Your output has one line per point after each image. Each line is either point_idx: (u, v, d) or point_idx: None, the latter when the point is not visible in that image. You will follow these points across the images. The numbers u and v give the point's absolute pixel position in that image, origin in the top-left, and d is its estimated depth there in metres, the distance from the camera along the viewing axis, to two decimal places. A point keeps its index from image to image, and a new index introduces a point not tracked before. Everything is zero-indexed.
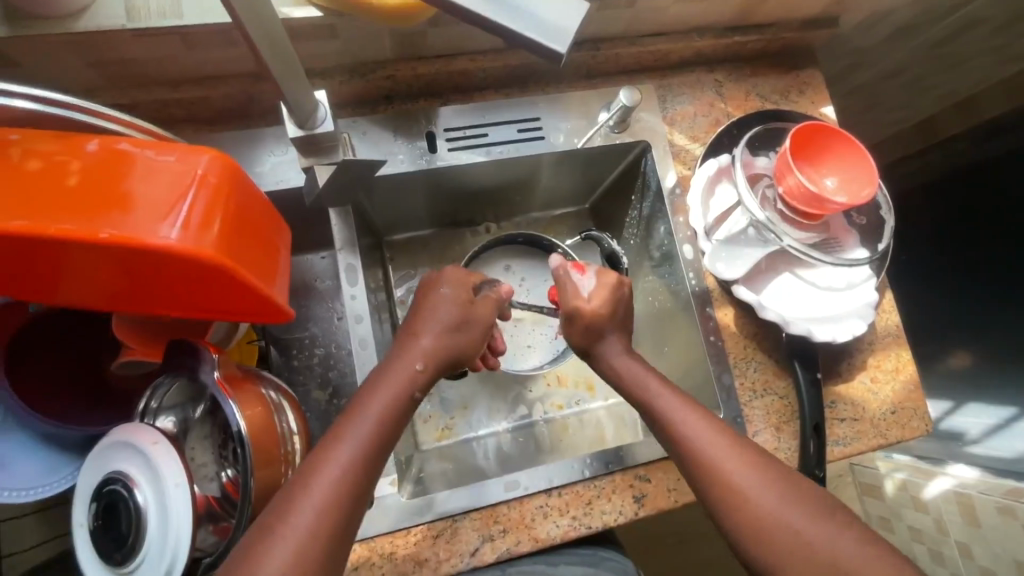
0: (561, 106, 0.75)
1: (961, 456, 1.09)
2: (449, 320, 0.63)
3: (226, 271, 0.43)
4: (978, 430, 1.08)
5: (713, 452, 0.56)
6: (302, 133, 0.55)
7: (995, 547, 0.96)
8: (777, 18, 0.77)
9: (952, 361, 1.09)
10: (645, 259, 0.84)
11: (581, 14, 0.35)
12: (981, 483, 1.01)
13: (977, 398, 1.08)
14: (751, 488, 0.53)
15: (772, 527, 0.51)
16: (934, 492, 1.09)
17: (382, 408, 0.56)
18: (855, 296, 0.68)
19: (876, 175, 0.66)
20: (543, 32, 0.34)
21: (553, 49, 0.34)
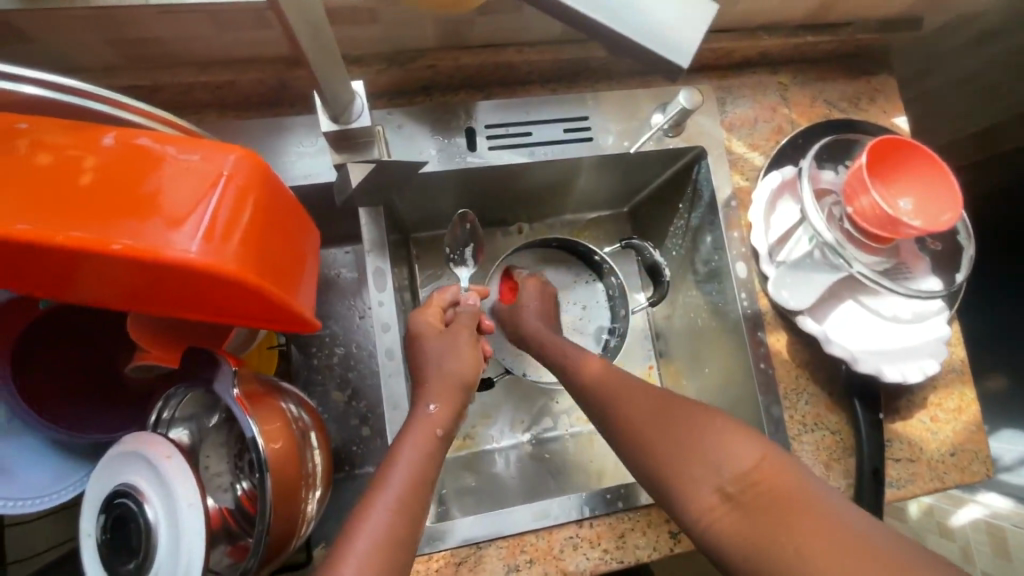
0: (611, 105, 0.69)
1: (992, 483, 0.99)
2: (450, 356, 0.61)
3: (249, 285, 0.39)
4: (1012, 456, 0.97)
5: (616, 390, 0.58)
6: (337, 127, 0.51)
7: None
8: (855, 18, 0.70)
9: (989, 383, 1.02)
10: (689, 272, 0.78)
11: (708, 16, 0.34)
12: (1015, 514, 0.92)
13: (1014, 424, 0.99)
14: (643, 415, 0.54)
15: (658, 442, 0.52)
16: (963, 520, 0.98)
17: (406, 461, 0.52)
18: (925, 330, 0.63)
19: (959, 197, 0.59)
20: (664, 44, 0.33)
21: (678, 61, 0.34)
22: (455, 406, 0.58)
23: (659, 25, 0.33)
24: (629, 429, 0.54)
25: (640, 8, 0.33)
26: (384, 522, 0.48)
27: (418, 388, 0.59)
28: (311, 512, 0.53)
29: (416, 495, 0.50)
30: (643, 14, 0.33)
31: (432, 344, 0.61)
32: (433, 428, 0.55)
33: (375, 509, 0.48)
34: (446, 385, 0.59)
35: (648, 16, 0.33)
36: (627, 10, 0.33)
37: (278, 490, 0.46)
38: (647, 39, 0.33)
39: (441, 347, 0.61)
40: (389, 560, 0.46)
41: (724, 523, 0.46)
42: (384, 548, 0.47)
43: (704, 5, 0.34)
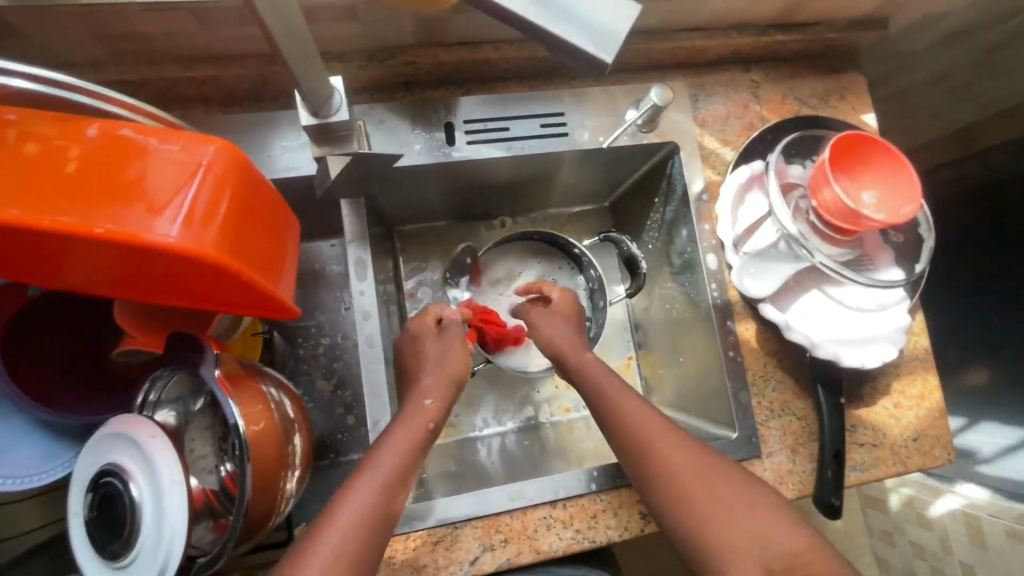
0: (588, 102, 0.71)
1: (971, 475, 1.03)
2: (444, 358, 0.65)
3: (228, 270, 0.41)
4: (991, 449, 1.00)
5: (659, 441, 0.56)
6: (315, 121, 0.53)
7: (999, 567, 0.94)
8: (823, 17, 0.72)
9: (972, 377, 1.04)
10: (665, 264, 0.81)
11: (631, 19, 0.36)
12: (991, 504, 0.98)
13: (992, 415, 1.01)
14: (690, 476, 0.53)
15: (695, 497, 0.52)
16: (941, 510, 1.06)
17: (397, 442, 0.55)
18: (886, 319, 0.65)
19: (919, 190, 0.62)
20: (587, 39, 0.36)
21: (599, 56, 0.36)
22: (448, 401, 0.62)
23: (583, 23, 0.36)
24: (666, 477, 0.54)
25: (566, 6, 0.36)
26: (367, 495, 0.50)
27: (413, 385, 0.62)
28: (291, 491, 0.54)
29: (403, 474, 0.53)
30: (575, 12, 0.36)
31: (430, 345, 0.66)
32: (426, 420, 0.58)
33: (359, 483, 0.51)
34: (442, 382, 0.62)
35: (573, 13, 0.36)
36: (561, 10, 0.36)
37: (258, 467, 0.48)
38: (570, 34, 0.35)
39: (437, 350, 0.65)
40: (373, 531, 0.49)
41: None
42: (369, 519, 0.49)
43: (628, 8, 0.36)
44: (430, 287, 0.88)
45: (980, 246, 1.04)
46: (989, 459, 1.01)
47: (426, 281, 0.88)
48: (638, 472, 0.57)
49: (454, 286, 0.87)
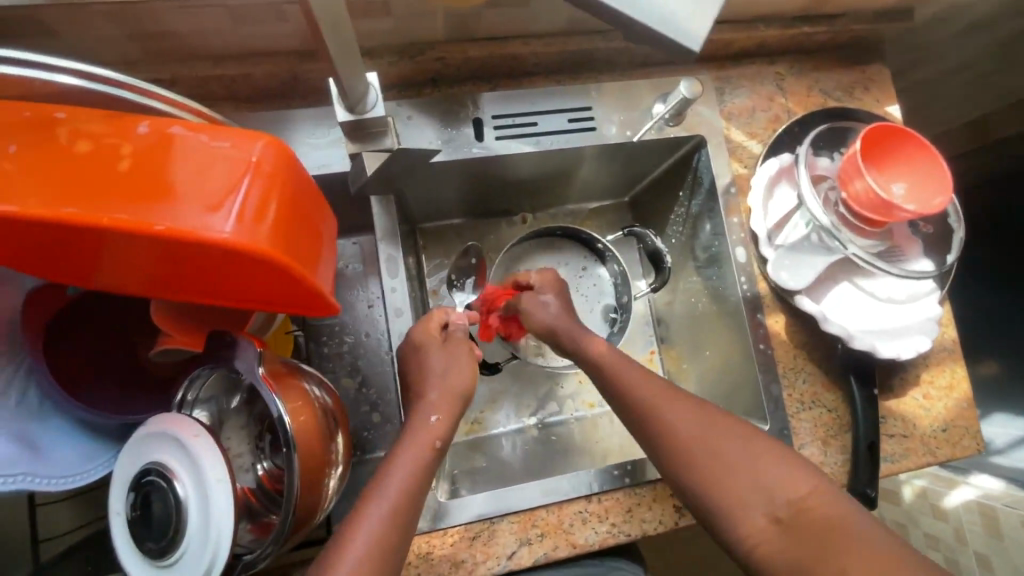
0: (614, 96, 0.71)
1: (985, 466, 1.03)
2: (450, 370, 0.62)
3: (277, 266, 0.41)
4: (1003, 440, 1.01)
5: (659, 403, 0.57)
6: (351, 117, 0.53)
7: (1014, 559, 0.92)
8: (850, 9, 0.72)
9: (982, 368, 1.06)
10: (689, 258, 0.81)
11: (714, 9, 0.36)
12: (1006, 495, 0.97)
13: (1006, 407, 1.02)
14: (695, 437, 0.55)
15: (700, 454, 0.54)
16: (956, 502, 1.05)
17: (406, 464, 0.54)
18: (918, 310, 0.65)
19: (949, 183, 0.62)
20: (676, 27, 0.35)
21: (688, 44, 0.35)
22: (455, 414, 0.60)
23: (670, 10, 0.35)
24: (670, 440, 0.56)
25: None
26: (378, 522, 0.50)
27: (418, 399, 0.61)
28: (333, 488, 0.54)
29: (414, 498, 0.53)
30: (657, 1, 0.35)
31: (435, 354, 0.62)
32: (433, 438, 0.57)
33: (369, 510, 0.51)
34: (447, 395, 0.60)
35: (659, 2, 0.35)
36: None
37: (304, 464, 0.48)
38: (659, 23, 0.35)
39: (443, 360, 0.62)
40: (388, 554, 0.50)
41: (769, 544, 0.50)
42: (381, 545, 0.50)
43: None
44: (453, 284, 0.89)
45: (1000, 238, 1.04)
46: (1000, 450, 1.01)
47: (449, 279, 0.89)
48: (642, 435, 0.58)
49: (459, 289, 0.87)
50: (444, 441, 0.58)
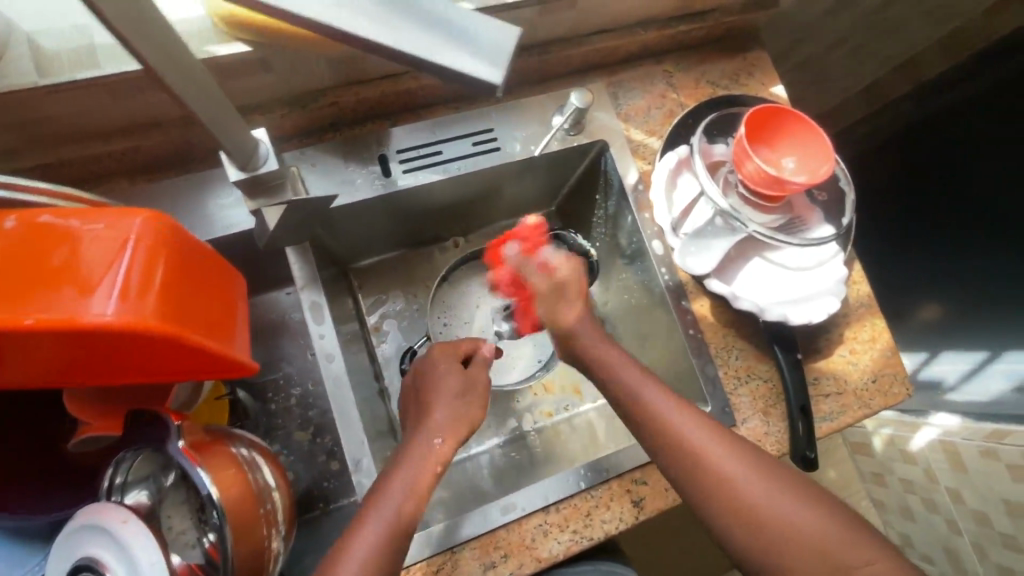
0: (515, 115, 0.73)
1: (942, 405, 1.12)
2: (453, 404, 0.62)
3: (172, 339, 0.40)
4: (953, 376, 1.10)
5: (699, 444, 0.57)
6: (245, 175, 0.53)
7: (978, 487, 1.04)
8: (719, 3, 0.76)
9: (924, 313, 1.14)
10: (617, 256, 0.83)
11: (513, 40, 0.34)
12: (963, 429, 1.05)
13: (948, 344, 1.11)
14: (722, 466, 0.55)
15: (726, 486, 0.54)
16: (921, 444, 1.15)
17: (404, 483, 0.55)
18: (826, 274, 0.69)
19: (832, 150, 0.66)
20: (474, 64, 0.33)
21: (488, 76, 0.33)
22: (460, 438, 0.61)
23: (468, 49, 0.33)
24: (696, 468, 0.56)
25: (441, 35, 0.33)
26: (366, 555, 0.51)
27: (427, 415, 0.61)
28: (278, 548, 0.53)
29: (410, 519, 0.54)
30: (446, 41, 0.33)
31: (453, 372, 0.65)
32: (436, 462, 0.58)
33: (368, 522, 0.53)
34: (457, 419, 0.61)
35: (449, 42, 0.33)
36: (429, 37, 0.33)
37: (236, 532, 0.47)
38: (455, 61, 0.33)
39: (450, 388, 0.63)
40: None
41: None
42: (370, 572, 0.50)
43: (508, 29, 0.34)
44: (395, 318, 0.90)
45: (922, 189, 1.12)
46: (952, 387, 1.11)
47: (390, 313, 0.90)
48: (665, 456, 0.58)
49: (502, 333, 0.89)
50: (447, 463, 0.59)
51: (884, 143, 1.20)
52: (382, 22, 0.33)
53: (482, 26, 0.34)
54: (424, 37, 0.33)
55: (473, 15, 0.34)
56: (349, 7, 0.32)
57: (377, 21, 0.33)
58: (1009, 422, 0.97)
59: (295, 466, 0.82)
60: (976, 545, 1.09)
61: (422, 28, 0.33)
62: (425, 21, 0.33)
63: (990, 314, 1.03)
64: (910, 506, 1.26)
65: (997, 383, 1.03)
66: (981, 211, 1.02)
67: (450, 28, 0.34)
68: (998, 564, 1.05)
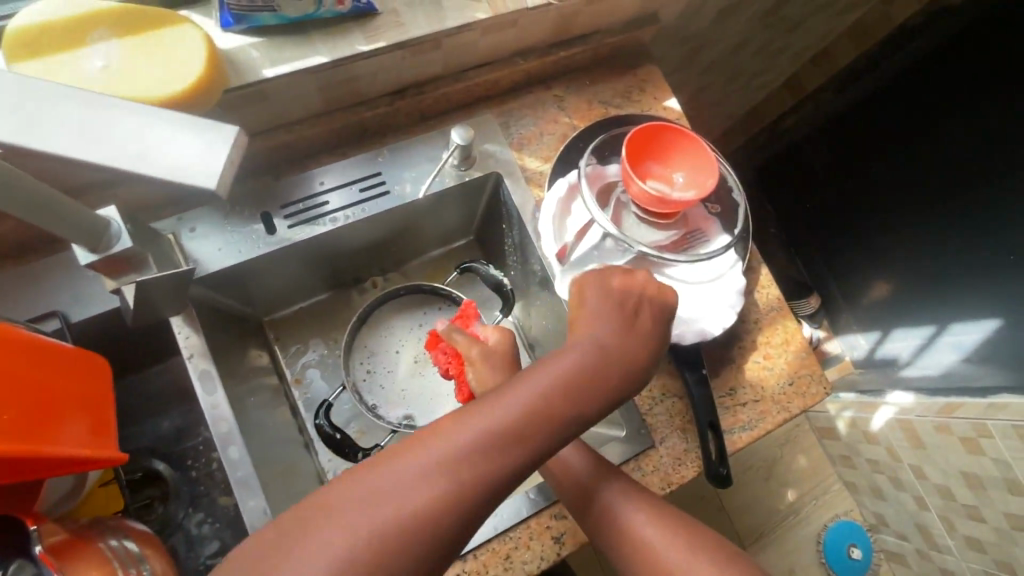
0: (403, 156, 0.72)
1: (898, 382, 1.15)
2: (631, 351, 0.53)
3: (10, 456, 0.39)
4: (908, 351, 1.15)
5: (614, 500, 0.57)
6: (97, 257, 0.51)
7: (939, 462, 1.03)
8: (597, 26, 0.77)
9: (878, 288, 1.20)
10: (530, 283, 0.83)
11: (231, 142, 0.33)
12: (917, 406, 1.07)
13: (903, 320, 1.16)
14: (634, 523, 0.55)
15: (638, 545, 0.54)
16: (881, 424, 1.15)
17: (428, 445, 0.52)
18: (723, 286, 0.69)
19: (715, 164, 0.67)
20: (184, 172, 0.32)
21: (199, 186, 0.32)
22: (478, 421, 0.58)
23: (178, 156, 0.33)
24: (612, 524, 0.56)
25: (147, 144, 0.33)
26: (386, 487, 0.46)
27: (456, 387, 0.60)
28: None
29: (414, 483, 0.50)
30: (156, 149, 0.33)
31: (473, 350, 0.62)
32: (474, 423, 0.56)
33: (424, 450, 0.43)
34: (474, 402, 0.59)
35: (154, 153, 0.33)
36: (132, 147, 0.32)
37: None
38: (161, 170, 0.32)
39: (616, 328, 0.53)
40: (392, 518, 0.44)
41: None
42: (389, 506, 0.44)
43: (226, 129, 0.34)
44: (317, 366, 0.88)
45: (880, 172, 1.12)
46: (909, 361, 1.14)
47: (311, 362, 0.87)
48: (583, 512, 0.59)
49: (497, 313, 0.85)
50: None
51: (839, 119, 1.19)
52: (78, 136, 0.32)
53: (195, 130, 0.33)
54: (129, 146, 0.32)
55: (183, 116, 0.33)
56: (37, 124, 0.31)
57: (67, 135, 0.32)
58: (959, 394, 0.99)
59: (221, 533, 0.79)
60: (945, 519, 1.08)
61: (129, 137, 0.33)
62: (129, 129, 0.33)
63: (937, 288, 1.06)
64: (879, 485, 1.23)
65: (947, 355, 1.05)
66: (937, 198, 1.03)
67: (163, 132, 0.33)
68: (966, 536, 1.04)
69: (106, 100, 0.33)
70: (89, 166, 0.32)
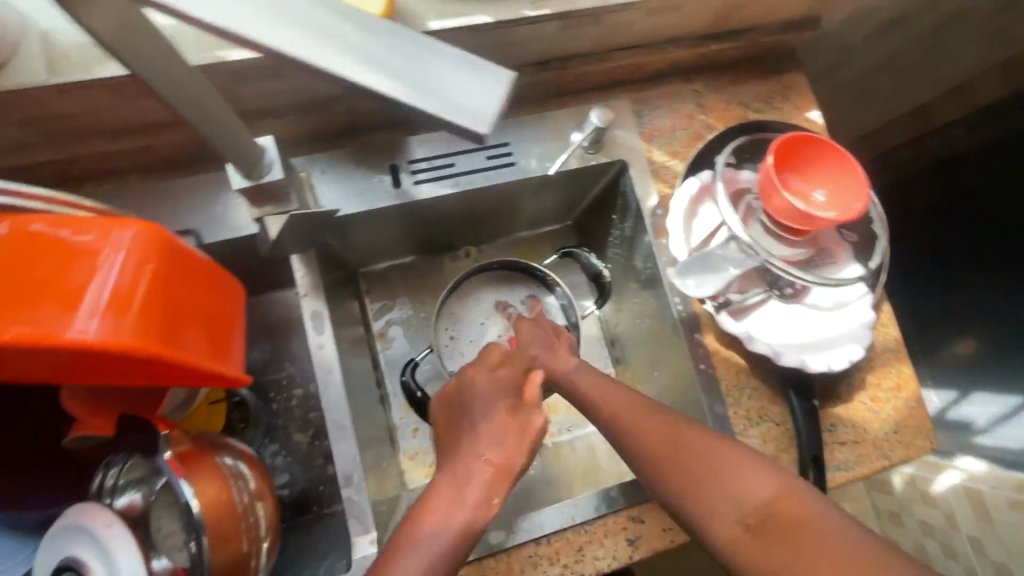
0: (532, 130, 0.71)
1: (970, 448, 1.02)
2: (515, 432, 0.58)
3: (159, 356, 0.39)
4: (986, 419, 1.01)
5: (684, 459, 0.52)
6: (248, 183, 0.52)
7: (1005, 540, 0.92)
8: (756, 23, 0.72)
9: (958, 348, 1.05)
10: (631, 279, 0.80)
11: (505, 86, 0.30)
12: (989, 476, 0.96)
13: (985, 383, 1.01)
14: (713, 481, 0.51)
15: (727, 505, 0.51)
16: (944, 486, 1.05)
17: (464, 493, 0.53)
18: (848, 316, 0.66)
19: (867, 188, 0.62)
20: (453, 111, 0.29)
21: (467, 124, 0.29)
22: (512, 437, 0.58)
23: (447, 94, 0.29)
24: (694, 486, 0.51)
25: (415, 70, 0.29)
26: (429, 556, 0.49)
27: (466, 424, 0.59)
28: (265, 562, 0.53)
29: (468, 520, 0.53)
30: (425, 77, 0.29)
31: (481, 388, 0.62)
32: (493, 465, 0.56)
33: (423, 538, 0.49)
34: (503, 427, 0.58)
35: (424, 82, 0.29)
36: (401, 71, 0.29)
37: (218, 549, 0.47)
38: (426, 105, 0.29)
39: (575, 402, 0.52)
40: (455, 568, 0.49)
41: None
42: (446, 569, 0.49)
43: (501, 73, 0.30)
44: (401, 325, 0.88)
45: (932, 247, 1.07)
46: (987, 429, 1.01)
47: (396, 319, 0.88)
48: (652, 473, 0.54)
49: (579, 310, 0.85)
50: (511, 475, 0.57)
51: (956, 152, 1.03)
52: (343, 55, 0.29)
53: (468, 67, 0.30)
54: (393, 73, 0.29)
55: (456, 51, 0.30)
56: (295, 33, 0.28)
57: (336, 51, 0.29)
58: None
59: (292, 467, 0.82)
60: None
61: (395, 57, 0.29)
62: (392, 53, 0.29)
63: None
64: None
65: None
66: None
67: (434, 59, 0.30)
68: None
69: (378, 21, 0.30)
70: (355, 83, 0.29)
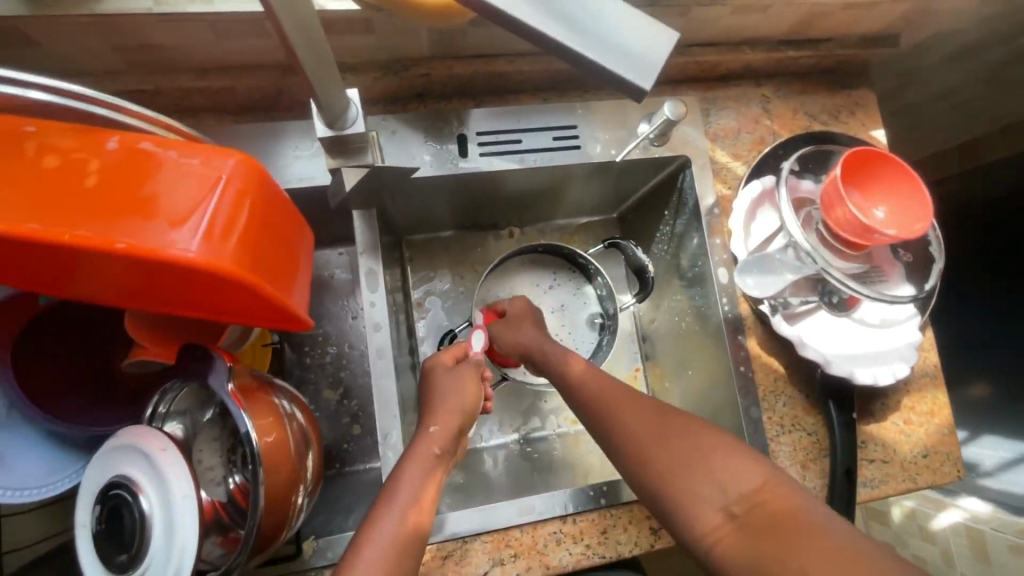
0: (599, 115, 0.71)
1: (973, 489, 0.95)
2: (456, 403, 0.59)
3: (246, 283, 0.41)
4: (992, 462, 0.95)
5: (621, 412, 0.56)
6: (331, 133, 0.53)
7: None
8: (835, 34, 0.72)
9: (971, 392, 1.01)
10: (674, 275, 0.80)
11: (670, 46, 0.34)
12: (993, 518, 0.89)
13: (993, 429, 0.97)
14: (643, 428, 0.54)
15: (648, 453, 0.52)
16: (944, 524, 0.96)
17: (412, 473, 0.52)
18: (894, 334, 0.67)
19: (931, 210, 0.61)
20: (618, 64, 0.34)
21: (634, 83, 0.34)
22: (457, 428, 0.58)
23: (616, 47, 0.34)
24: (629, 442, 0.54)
25: (594, 24, 0.34)
26: (386, 538, 0.47)
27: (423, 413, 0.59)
28: (301, 504, 0.54)
29: (422, 510, 0.51)
30: (601, 32, 0.34)
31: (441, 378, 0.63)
32: (432, 447, 0.55)
33: (379, 524, 0.48)
34: (450, 411, 0.58)
35: (601, 34, 0.34)
36: (581, 23, 0.33)
37: (270, 483, 0.48)
38: (596, 54, 0.34)
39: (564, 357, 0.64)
40: (404, 557, 0.47)
41: (728, 544, 0.47)
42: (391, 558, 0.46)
43: (668, 33, 0.34)
44: (439, 296, 0.89)
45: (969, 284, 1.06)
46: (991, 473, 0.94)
47: (435, 291, 0.89)
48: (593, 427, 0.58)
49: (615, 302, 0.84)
50: (448, 451, 0.57)
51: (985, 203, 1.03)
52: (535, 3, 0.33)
53: (641, 26, 0.34)
54: (572, 24, 0.33)
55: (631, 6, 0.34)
56: None
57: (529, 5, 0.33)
58: None
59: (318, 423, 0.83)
60: None
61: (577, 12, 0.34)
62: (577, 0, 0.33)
63: None
64: None
65: None
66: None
67: (609, 16, 0.34)
68: None
69: None
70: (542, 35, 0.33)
